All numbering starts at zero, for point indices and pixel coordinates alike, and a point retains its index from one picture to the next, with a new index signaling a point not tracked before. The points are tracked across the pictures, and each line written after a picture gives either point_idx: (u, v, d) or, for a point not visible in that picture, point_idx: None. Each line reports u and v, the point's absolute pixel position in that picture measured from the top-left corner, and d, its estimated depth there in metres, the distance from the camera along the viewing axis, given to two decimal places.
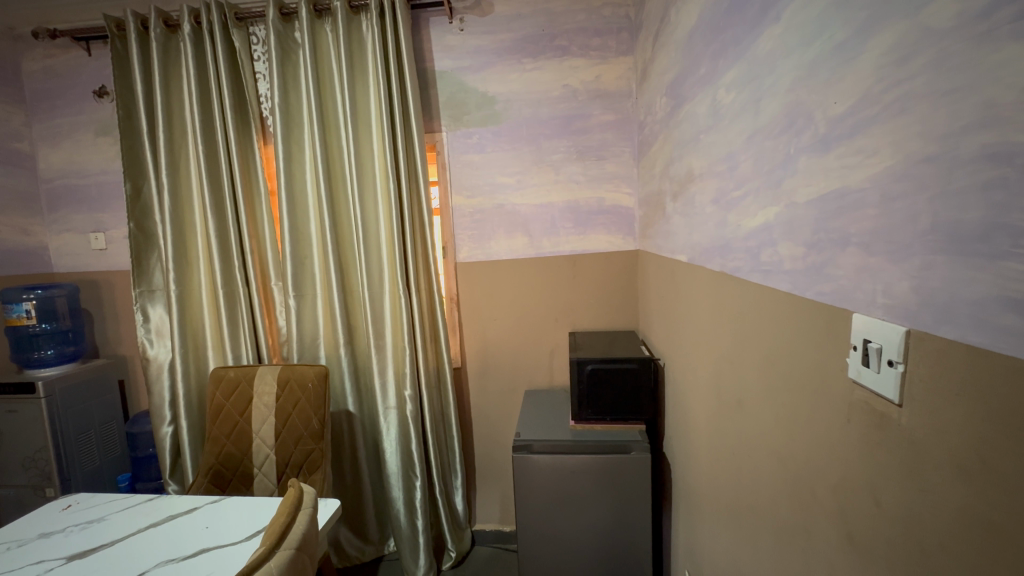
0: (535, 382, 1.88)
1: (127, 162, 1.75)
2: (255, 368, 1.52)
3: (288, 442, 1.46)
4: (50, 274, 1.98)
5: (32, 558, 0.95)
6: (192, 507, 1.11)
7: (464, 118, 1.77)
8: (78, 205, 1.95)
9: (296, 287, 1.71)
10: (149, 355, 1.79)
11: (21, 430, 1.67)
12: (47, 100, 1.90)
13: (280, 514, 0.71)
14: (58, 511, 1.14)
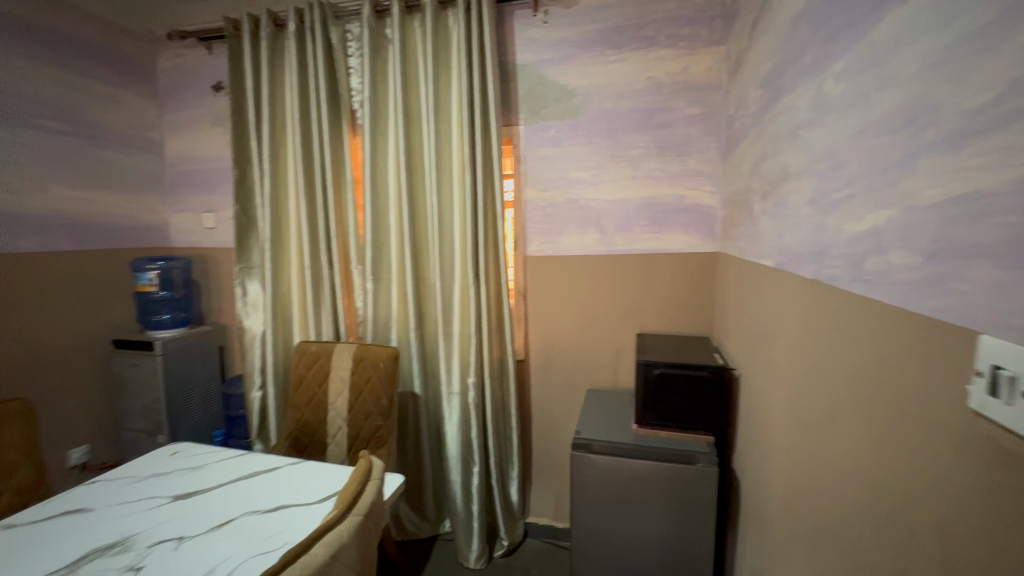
0: (598, 382, 1.85)
1: (236, 150, 1.93)
2: (334, 345, 1.62)
3: (358, 417, 1.55)
4: (169, 247, 2.25)
5: (144, 494, 1.09)
6: (274, 466, 1.22)
7: (543, 111, 1.76)
8: (195, 188, 2.19)
9: (374, 272, 1.81)
10: (245, 326, 1.98)
11: (141, 382, 1.93)
12: (175, 93, 2.15)
13: (351, 482, 0.75)
14: (167, 455, 1.30)
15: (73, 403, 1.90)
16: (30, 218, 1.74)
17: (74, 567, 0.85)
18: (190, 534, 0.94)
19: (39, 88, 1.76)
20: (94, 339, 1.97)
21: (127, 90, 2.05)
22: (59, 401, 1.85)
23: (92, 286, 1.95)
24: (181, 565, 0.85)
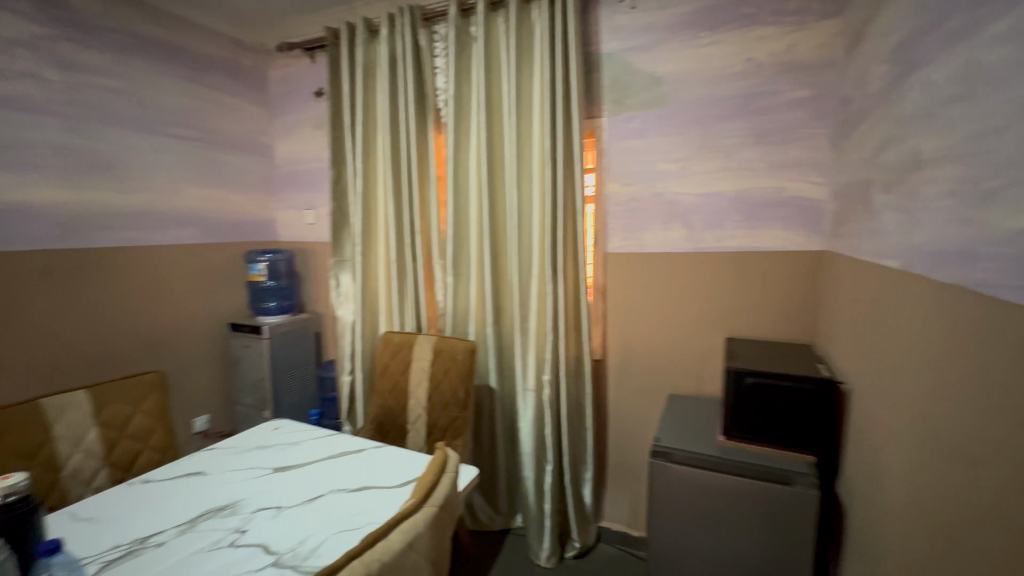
0: (681, 387, 1.74)
1: (333, 151, 2.08)
2: (416, 336, 1.69)
3: (436, 406, 1.60)
4: (276, 241, 2.48)
5: (250, 464, 1.21)
6: (358, 448, 1.29)
7: (628, 101, 1.68)
8: (298, 187, 2.40)
9: (455, 267, 1.85)
10: (338, 314, 2.13)
11: (251, 362, 2.15)
12: (283, 101, 2.37)
13: (428, 473, 0.77)
14: (269, 429, 1.43)
15: (197, 377, 2.17)
16: (166, 215, 2.01)
17: (192, 523, 0.96)
18: (286, 505, 1.03)
19: (176, 101, 2.02)
20: (215, 321, 2.23)
21: (245, 100, 2.29)
22: (187, 375, 2.13)
23: (214, 275, 2.21)
24: (277, 533, 0.93)
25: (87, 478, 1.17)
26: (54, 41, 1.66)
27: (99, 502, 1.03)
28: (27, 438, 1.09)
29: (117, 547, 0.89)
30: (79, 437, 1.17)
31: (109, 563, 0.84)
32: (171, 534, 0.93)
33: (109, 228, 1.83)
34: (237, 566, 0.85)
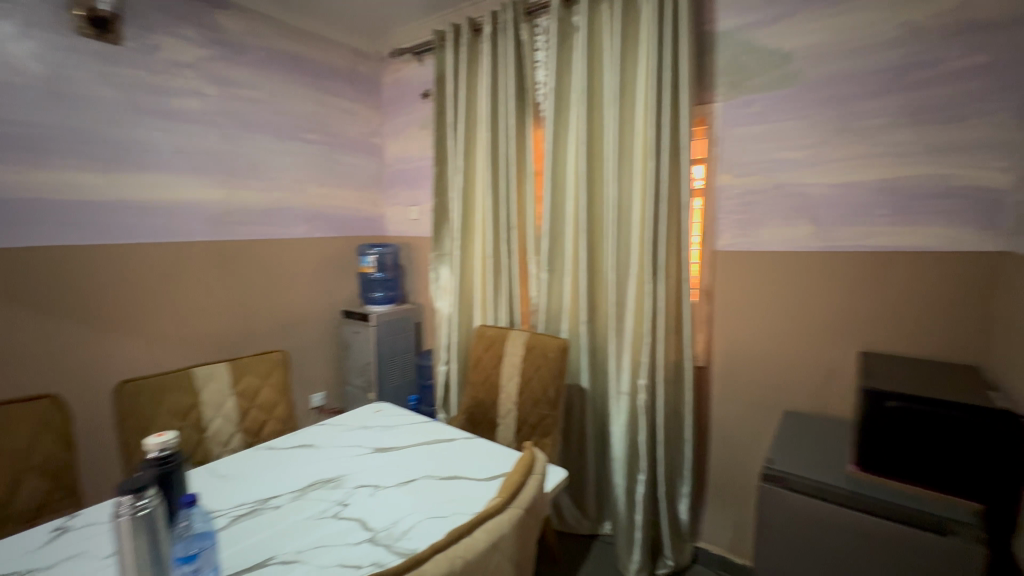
0: (799, 404, 1.54)
1: (437, 149, 2.16)
2: (509, 331, 1.69)
3: (527, 403, 1.59)
4: (384, 235, 2.66)
5: (354, 442, 1.30)
6: (451, 438, 1.32)
7: (747, 83, 1.52)
8: (405, 184, 2.54)
9: (550, 263, 1.83)
10: (436, 306, 2.22)
11: (360, 347, 2.34)
12: (394, 104, 2.53)
13: (515, 472, 0.75)
14: (372, 411, 1.53)
15: (315, 357, 2.41)
16: (294, 211, 2.25)
17: (304, 491, 1.05)
18: (384, 485, 1.08)
19: (304, 108, 2.24)
20: (331, 308, 2.45)
21: (361, 104, 2.48)
22: (306, 354, 2.37)
23: (331, 265, 2.43)
24: (374, 511, 0.98)
25: (225, 440, 1.35)
26: (211, 61, 1.92)
27: (232, 462, 1.18)
28: (182, 400, 1.29)
29: (244, 504, 1.00)
30: (220, 403, 1.35)
31: (237, 518, 0.95)
32: (286, 499, 1.03)
33: (249, 223, 2.09)
34: (339, 537, 0.90)
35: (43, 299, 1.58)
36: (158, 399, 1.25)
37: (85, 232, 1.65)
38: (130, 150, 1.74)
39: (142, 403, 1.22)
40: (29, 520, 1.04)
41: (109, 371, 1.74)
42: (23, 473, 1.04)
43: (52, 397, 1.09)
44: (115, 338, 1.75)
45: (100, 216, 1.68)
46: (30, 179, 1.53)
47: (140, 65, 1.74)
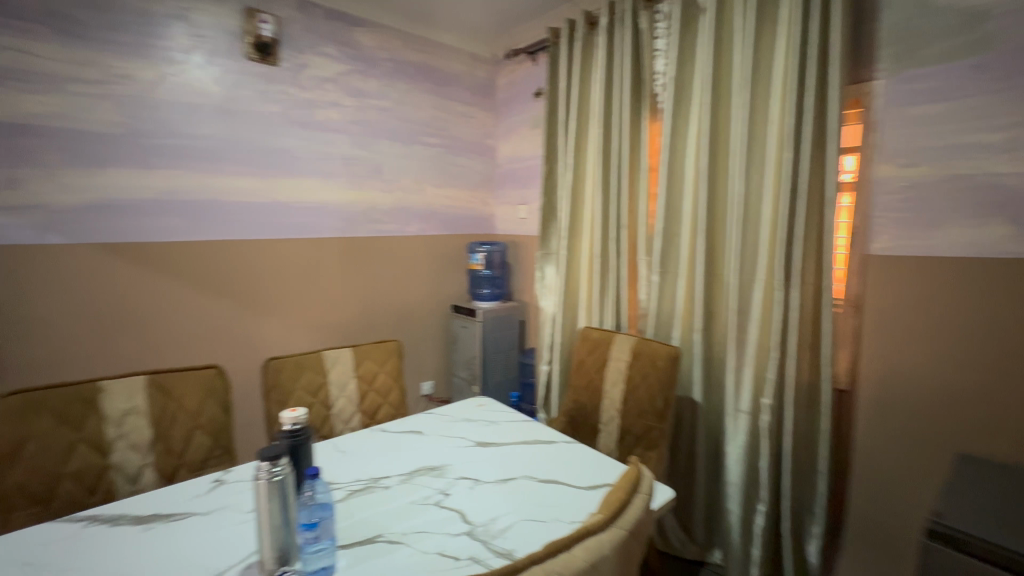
0: (980, 447, 1.24)
1: (547, 148, 2.15)
2: (615, 335, 1.62)
3: (631, 411, 1.50)
4: (493, 234, 2.73)
5: (458, 433, 1.34)
6: (551, 440, 1.30)
7: (918, 54, 1.26)
8: (515, 184, 2.58)
9: (662, 265, 1.71)
10: (540, 305, 2.21)
11: (467, 341, 2.43)
12: (508, 105, 2.58)
13: (618, 489, 0.69)
14: (475, 405, 1.56)
15: (426, 348, 2.55)
16: (412, 210, 2.41)
17: (410, 476, 1.11)
18: (483, 479, 1.10)
19: (425, 114, 2.39)
20: (442, 302, 2.58)
21: (477, 107, 2.57)
22: (418, 345, 2.52)
23: (443, 262, 2.56)
24: (473, 505, 1.00)
25: (347, 418, 1.48)
26: (349, 75, 2.13)
27: (351, 440, 1.29)
28: (314, 379, 1.44)
29: (359, 481, 1.08)
30: (344, 385, 1.49)
31: (352, 492, 1.04)
32: (395, 481, 1.09)
33: (374, 221, 2.28)
34: (439, 525, 0.93)
35: (215, 284, 1.88)
36: (295, 377, 1.41)
37: (247, 229, 1.93)
38: (282, 157, 1.99)
39: (283, 379, 1.39)
40: (197, 470, 1.23)
41: (261, 348, 2.02)
42: (194, 429, 1.24)
43: (217, 367, 1.29)
44: (264, 320, 2.02)
45: (259, 215, 1.95)
46: (209, 183, 1.83)
47: (292, 82, 1.98)
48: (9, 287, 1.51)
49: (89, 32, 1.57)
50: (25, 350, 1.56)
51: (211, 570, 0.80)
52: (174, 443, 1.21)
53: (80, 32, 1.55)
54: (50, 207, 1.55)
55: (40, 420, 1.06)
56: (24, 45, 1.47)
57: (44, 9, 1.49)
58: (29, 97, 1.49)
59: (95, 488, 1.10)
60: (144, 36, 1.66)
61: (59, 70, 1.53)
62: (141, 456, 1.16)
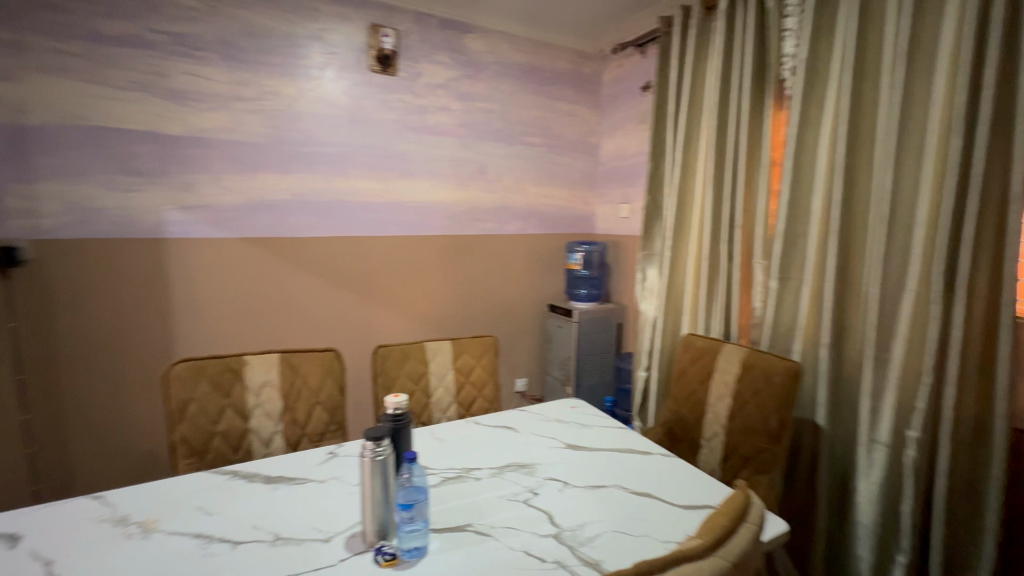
0: None
1: (654, 144, 2.05)
2: (723, 344, 1.48)
3: (738, 430, 1.36)
4: (593, 233, 2.68)
5: (549, 433, 1.33)
6: (646, 451, 1.23)
7: None
8: (618, 182, 2.50)
9: (783, 270, 1.53)
10: (640, 308, 2.11)
11: (562, 341, 2.41)
12: (614, 100, 2.51)
13: (722, 515, 0.63)
14: (567, 406, 1.54)
15: (522, 346, 2.59)
16: (513, 209, 2.45)
17: (501, 470, 1.12)
18: (573, 483, 1.07)
19: (529, 114, 2.42)
20: (539, 301, 2.59)
21: (581, 104, 2.54)
22: (514, 342, 2.56)
23: (541, 260, 2.57)
24: (561, 507, 0.98)
25: (445, 408, 1.55)
26: (459, 80, 2.23)
27: (447, 429, 1.35)
28: (416, 368, 1.53)
29: (452, 469, 1.12)
30: (443, 375, 1.56)
31: (446, 479, 1.08)
32: (485, 473, 1.11)
33: (477, 219, 2.37)
34: (527, 523, 0.93)
35: (336, 276, 2.09)
36: (400, 364, 1.51)
37: (365, 226, 2.12)
38: (397, 160, 2.15)
39: (389, 366, 1.49)
40: (316, 441, 1.38)
41: (373, 336, 2.21)
42: (315, 405, 1.38)
43: (335, 351, 1.43)
44: (376, 310, 2.19)
45: (375, 213, 2.13)
46: (336, 185, 2.04)
47: (408, 90, 2.13)
48: (184, 273, 1.83)
49: (248, 57, 1.83)
50: (193, 326, 1.87)
51: (323, 533, 0.88)
52: (298, 415, 1.36)
53: (242, 56, 1.82)
54: (215, 207, 1.84)
55: (200, 385, 1.26)
56: (202, 71, 1.77)
57: (216, 40, 1.77)
58: (203, 114, 1.78)
59: (238, 448, 1.29)
60: (289, 56, 1.89)
61: (226, 90, 1.81)
62: (273, 424, 1.33)
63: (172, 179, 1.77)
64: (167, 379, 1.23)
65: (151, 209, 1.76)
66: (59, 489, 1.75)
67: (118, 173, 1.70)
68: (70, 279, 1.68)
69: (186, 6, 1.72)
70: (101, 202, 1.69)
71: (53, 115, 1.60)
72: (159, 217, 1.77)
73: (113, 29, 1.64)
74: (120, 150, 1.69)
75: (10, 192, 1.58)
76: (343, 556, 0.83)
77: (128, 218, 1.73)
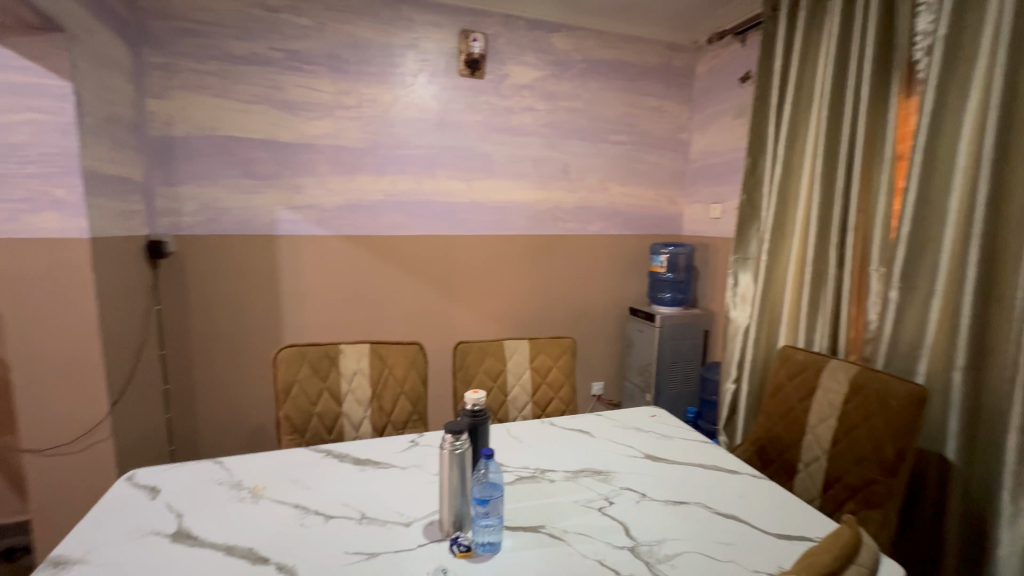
0: None
1: (753, 139, 1.90)
2: (829, 360, 1.33)
3: (844, 457, 1.21)
4: (680, 235, 2.55)
5: (627, 441, 1.29)
6: (734, 469, 1.15)
7: None
8: (710, 180, 2.36)
9: (906, 279, 1.34)
10: (730, 316, 1.97)
11: (643, 346, 2.32)
12: (707, 94, 2.37)
13: (823, 550, 0.56)
14: (647, 415, 1.48)
15: (600, 349, 2.53)
16: (596, 209, 2.41)
17: (575, 474, 1.11)
18: (651, 495, 1.03)
19: (615, 111, 2.35)
20: (619, 303, 2.52)
21: (671, 99, 2.43)
22: (592, 344, 2.52)
23: (623, 262, 2.50)
24: (638, 520, 0.94)
25: (520, 406, 1.56)
26: (544, 80, 2.23)
27: (523, 428, 1.35)
28: (494, 365, 1.56)
29: (527, 468, 1.13)
30: (520, 374, 1.57)
31: (520, 478, 1.09)
32: (560, 476, 1.10)
33: (558, 220, 2.36)
34: (602, 532, 0.91)
35: (422, 273, 2.19)
36: (478, 361, 1.55)
37: (449, 225, 2.20)
38: (481, 161, 2.20)
39: (468, 361, 1.54)
40: (399, 429, 1.45)
41: (454, 331, 2.29)
42: (399, 394, 1.46)
43: (419, 344, 1.50)
44: (457, 307, 2.27)
45: (459, 213, 2.20)
46: (424, 186, 2.14)
47: (494, 92, 2.17)
48: (292, 267, 2.03)
49: (351, 68, 1.98)
50: (297, 315, 2.06)
51: (404, 517, 0.93)
52: (384, 403, 1.44)
53: (345, 68, 1.97)
54: (318, 207, 2.02)
55: (302, 368, 1.39)
56: (311, 83, 1.94)
57: (323, 54, 1.94)
58: (311, 122, 1.96)
59: (331, 430, 1.40)
60: (386, 66, 2.02)
61: (330, 99, 1.97)
62: (362, 409, 1.43)
63: (283, 181, 1.97)
64: (276, 362, 1.37)
65: (267, 209, 1.96)
66: (188, 451, 2.03)
67: (241, 177, 1.92)
68: (202, 269, 1.93)
69: (300, 24, 1.90)
70: (228, 202, 1.92)
71: (193, 127, 1.85)
72: (273, 216, 1.98)
73: (240, 49, 1.85)
74: (243, 156, 1.91)
75: (159, 193, 1.85)
76: (421, 542, 0.86)
77: (249, 216, 1.95)
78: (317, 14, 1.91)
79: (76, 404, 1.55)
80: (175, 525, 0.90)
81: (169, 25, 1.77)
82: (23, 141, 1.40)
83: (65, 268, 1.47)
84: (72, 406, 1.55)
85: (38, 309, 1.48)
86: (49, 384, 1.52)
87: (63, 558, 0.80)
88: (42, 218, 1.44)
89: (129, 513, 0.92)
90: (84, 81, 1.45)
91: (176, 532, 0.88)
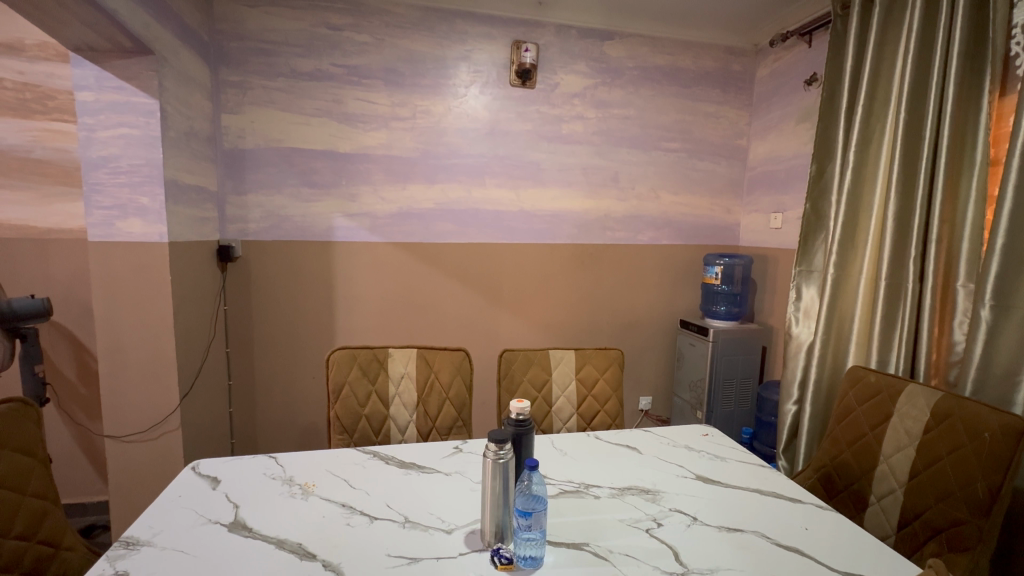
0: None
1: (819, 144, 1.79)
2: (907, 384, 1.21)
3: (925, 491, 1.09)
4: (736, 245, 2.44)
5: (677, 460, 1.23)
6: (797, 498, 1.06)
7: None
8: (769, 188, 2.24)
9: (999, 297, 1.20)
10: (792, 332, 1.85)
11: (694, 361, 2.23)
12: (768, 98, 2.27)
13: None
14: (699, 433, 1.41)
15: (649, 362, 2.45)
16: (646, 218, 2.35)
17: (621, 492, 1.07)
18: (703, 520, 0.97)
19: (669, 118, 2.29)
20: (670, 316, 2.44)
21: (729, 105, 2.34)
22: (641, 357, 2.44)
23: (675, 273, 2.41)
24: (689, 546, 0.89)
25: (565, 418, 1.53)
26: (595, 87, 2.21)
27: (568, 441, 1.32)
28: (539, 375, 1.54)
29: (570, 482, 1.10)
30: (564, 385, 1.55)
31: (563, 492, 1.06)
32: (605, 492, 1.06)
33: (606, 228, 2.31)
34: (649, 555, 0.86)
35: (469, 280, 2.21)
36: (523, 370, 1.54)
37: (497, 234, 2.21)
38: (530, 169, 2.21)
39: (513, 370, 1.53)
40: (443, 435, 1.46)
41: (499, 339, 2.29)
42: (444, 400, 1.47)
43: (464, 351, 1.51)
44: (503, 315, 2.27)
45: (507, 221, 2.21)
46: (473, 195, 2.17)
47: (545, 101, 2.17)
48: (346, 272, 2.11)
49: (406, 80, 2.05)
50: (349, 319, 2.14)
51: (445, 524, 0.93)
52: (430, 408, 1.46)
53: (401, 81, 2.04)
54: (372, 214, 2.09)
55: (352, 370, 1.43)
56: (368, 96, 2.02)
57: (381, 68, 2.02)
58: (368, 133, 2.04)
59: (378, 432, 1.43)
60: (440, 78, 2.07)
61: (386, 112, 2.04)
62: (408, 412, 1.45)
63: (340, 190, 2.06)
64: (328, 364, 1.42)
65: (325, 217, 2.06)
66: (247, 445, 2.14)
67: (302, 185, 2.03)
68: (265, 273, 2.04)
69: (360, 41, 1.99)
70: (290, 210, 2.03)
71: (261, 140, 1.97)
72: (329, 224, 2.07)
73: (305, 66, 1.96)
74: (304, 166, 2.01)
75: (229, 202, 1.98)
76: (463, 550, 0.86)
77: (307, 223, 2.05)
78: (375, 31, 1.99)
79: (151, 394, 1.67)
80: (232, 515, 0.94)
81: (243, 45, 1.91)
82: (114, 153, 1.54)
83: (146, 269, 1.60)
84: (146, 396, 1.67)
85: (122, 306, 1.62)
86: (129, 375, 1.66)
87: (133, 539, 0.86)
88: (128, 223, 1.58)
89: (192, 501, 0.98)
90: (168, 98, 1.59)
91: (232, 522, 0.92)
